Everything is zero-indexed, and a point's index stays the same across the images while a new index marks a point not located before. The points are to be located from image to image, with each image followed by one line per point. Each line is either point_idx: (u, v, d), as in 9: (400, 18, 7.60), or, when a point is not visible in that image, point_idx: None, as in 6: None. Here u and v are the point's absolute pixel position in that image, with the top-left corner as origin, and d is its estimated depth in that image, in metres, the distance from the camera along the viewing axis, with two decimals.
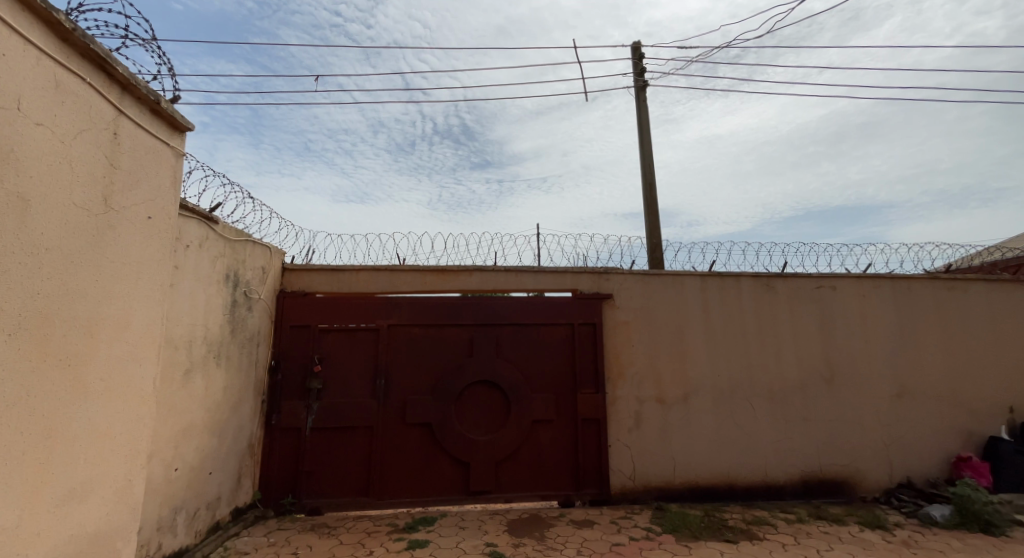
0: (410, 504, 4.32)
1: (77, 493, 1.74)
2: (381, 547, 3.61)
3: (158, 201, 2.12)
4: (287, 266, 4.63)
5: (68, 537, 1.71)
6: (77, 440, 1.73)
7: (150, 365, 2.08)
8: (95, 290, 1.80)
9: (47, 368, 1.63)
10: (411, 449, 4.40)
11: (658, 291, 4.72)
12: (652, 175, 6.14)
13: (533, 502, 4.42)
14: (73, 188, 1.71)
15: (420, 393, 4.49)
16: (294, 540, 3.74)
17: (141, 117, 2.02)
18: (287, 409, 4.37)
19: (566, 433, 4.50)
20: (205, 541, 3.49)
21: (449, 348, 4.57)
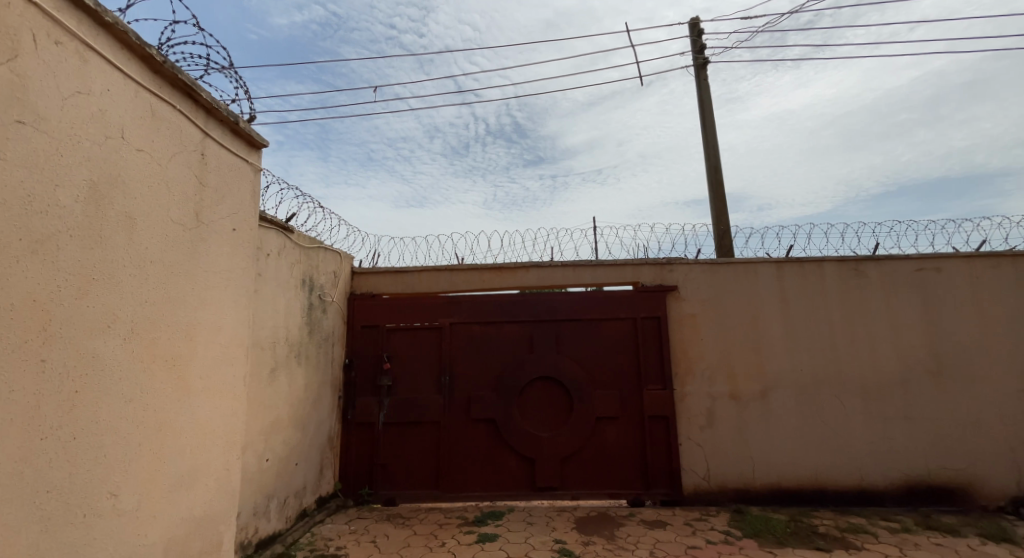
0: (478, 498, 4.39)
1: (185, 480, 1.91)
2: (453, 539, 3.70)
3: (242, 214, 2.29)
4: (355, 270, 4.85)
5: (180, 519, 1.89)
6: (184, 432, 1.90)
7: (240, 364, 2.25)
8: (191, 297, 1.96)
9: (157, 369, 1.79)
10: (478, 445, 4.48)
11: (728, 281, 4.49)
12: (716, 159, 5.85)
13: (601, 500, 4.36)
14: (170, 205, 1.87)
15: (486, 390, 4.55)
16: (372, 528, 3.93)
17: (223, 137, 2.18)
18: (361, 405, 4.59)
19: (634, 431, 4.39)
20: (295, 527, 3.74)
21: (512, 345, 4.60)
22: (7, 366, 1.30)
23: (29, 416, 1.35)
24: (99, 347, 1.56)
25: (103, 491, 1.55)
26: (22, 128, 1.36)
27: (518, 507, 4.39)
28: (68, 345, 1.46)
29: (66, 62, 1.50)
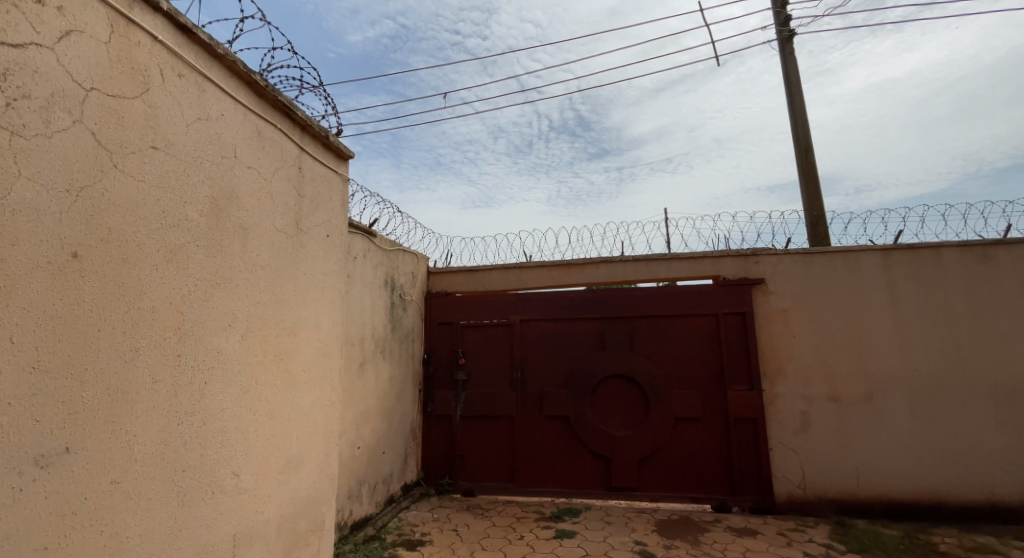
0: (554, 495, 4.41)
1: (293, 464, 2.11)
2: (531, 533, 3.76)
3: (334, 221, 2.48)
4: (432, 269, 5.06)
5: (290, 499, 2.09)
6: (291, 420, 2.10)
7: (336, 359, 2.44)
8: (294, 298, 2.16)
9: (269, 362, 1.98)
10: (553, 442, 4.50)
11: (822, 272, 4.17)
12: (806, 138, 5.42)
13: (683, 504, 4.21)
14: (274, 215, 2.06)
15: (562, 388, 4.54)
16: (454, 517, 4.09)
17: (316, 151, 2.38)
18: (439, 398, 4.79)
19: (718, 432, 4.20)
20: (383, 511, 3.99)
21: (587, 343, 4.56)
22: (152, 360, 1.45)
23: (168, 403, 1.50)
24: (222, 342, 1.73)
25: (227, 472, 1.73)
26: (154, 152, 1.50)
27: (595, 506, 4.37)
28: (198, 342, 1.63)
29: (190, 93, 1.66)
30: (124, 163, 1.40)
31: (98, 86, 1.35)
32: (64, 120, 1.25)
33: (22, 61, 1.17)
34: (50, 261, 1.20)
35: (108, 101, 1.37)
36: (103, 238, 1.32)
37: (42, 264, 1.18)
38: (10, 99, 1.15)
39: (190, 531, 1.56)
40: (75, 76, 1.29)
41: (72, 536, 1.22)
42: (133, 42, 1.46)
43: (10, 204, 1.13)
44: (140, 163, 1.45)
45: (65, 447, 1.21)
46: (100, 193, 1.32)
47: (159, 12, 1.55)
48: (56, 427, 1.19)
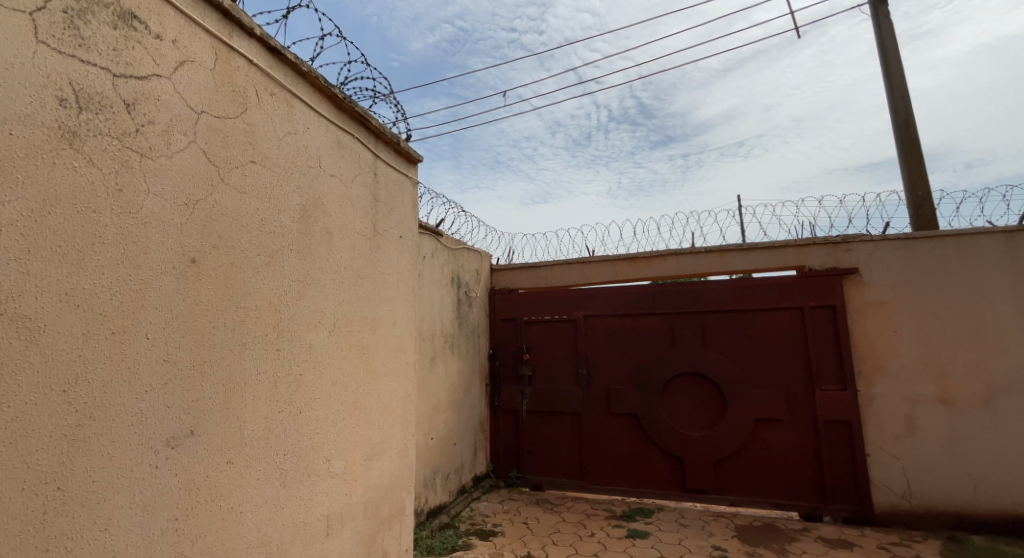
0: (624, 494, 4.36)
1: (376, 452, 2.25)
2: (602, 530, 3.74)
3: (406, 223, 2.60)
4: (495, 266, 5.16)
5: (375, 484, 2.23)
6: (373, 410, 2.24)
7: (410, 353, 2.57)
8: (374, 296, 2.30)
9: (353, 356, 2.12)
10: (624, 441, 4.43)
11: (924, 259, 3.81)
12: (907, 110, 4.96)
13: (766, 510, 4.02)
14: (355, 219, 2.20)
15: (632, 385, 4.47)
16: (524, 510, 4.16)
17: (389, 157, 2.51)
18: (505, 392, 4.88)
19: (804, 434, 3.96)
20: (456, 501, 4.13)
21: (657, 339, 4.45)
22: (256, 353, 1.61)
23: (270, 394, 1.66)
24: (313, 338, 1.88)
25: (320, 457, 1.89)
26: (253, 165, 1.66)
27: (668, 507, 4.27)
28: (293, 337, 1.78)
29: (280, 110, 1.81)
30: (230, 177, 1.56)
31: (206, 109, 1.50)
32: (181, 141, 1.41)
33: (148, 91, 1.33)
34: (174, 266, 1.35)
35: (215, 122, 1.53)
36: (214, 244, 1.48)
37: (168, 268, 1.33)
38: (140, 125, 1.30)
39: (290, 509, 1.71)
40: (188, 101, 1.44)
41: (198, 509, 1.37)
42: (233, 67, 1.61)
43: (142, 216, 1.28)
44: (243, 177, 1.61)
45: (190, 429, 1.36)
46: (211, 204, 1.48)
47: (253, 37, 1.70)
48: (184, 411, 1.35)
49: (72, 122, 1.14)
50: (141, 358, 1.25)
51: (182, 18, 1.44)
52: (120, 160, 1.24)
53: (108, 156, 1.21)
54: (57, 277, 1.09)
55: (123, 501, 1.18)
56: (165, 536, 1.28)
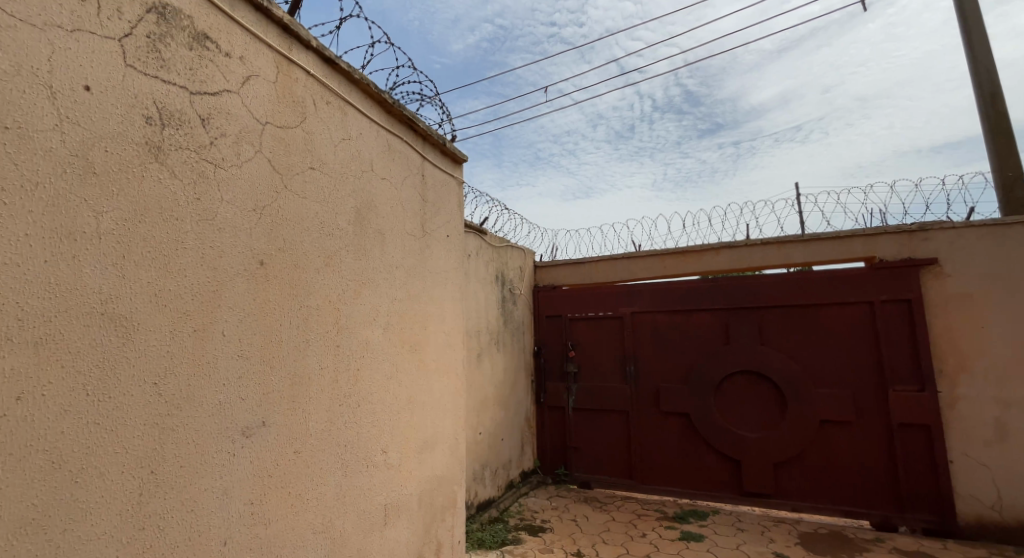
0: (676, 495, 4.28)
1: (429, 445, 2.32)
2: (655, 531, 3.69)
3: (452, 222, 2.66)
4: (538, 264, 5.17)
5: (428, 476, 2.30)
6: (425, 405, 2.31)
7: (458, 349, 2.63)
8: (424, 294, 2.36)
9: (405, 352, 2.19)
10: (677, 441, 4.33)
11: (1016, 247, 3.50)
12: (994, 83, 4.57)
13: (833, 517, 3.84)
14: (405, 220, 2.28)
15: (684, 383, 4.37)
16: (573, 507, 4.16)
17: (436, 158, 2.57)
18: (551, 389, 4.89)
19: (875, 437, 3.75)
20: (505, 495, 4.18)
21: (710, 335, 4.32)
22: (318, 349, 1.69)
23: (332, 387, 1.74)
24: (369, 335, 1.96)
25: (378, 449, 1.97)
26: (312, 171, 1.75)
27: (723, 510, 4.16)
28: (351, 334, 1.87)
29: (335, 118, 1.89)
30: (291, 184, 1.65)
31: (270, 120, 1.60)
32: (248, 152, 1.51)
33: (220, 106, 1.43)
34: (245, 267, 1.45)
35: (278, 132, 1.62)
36: (280, 247, 1.58)
37: (240, 270, 1.43)
38: (214, 138, 1.40)
39: (352, 499, 1.80)
40: (254, 114, 1.54)
41: (269, 495, 1.47)
42: (293, 78, 1.71)
43: (217, 222, 1.38)
44: (304, 183, 1.70)
45: (262, 420, 1.46)
46: (276, 210, 1.58)
47: (310, 49, 1.79)
48: (256, 403, 1.45)
49: (157, 138, 1.25)
50: (218, 353, 1.35)
51: (247, 36, 1.54)
52: (198, 171, 1.35)
53: (187, 168, 1.32)
54: (148, 279, 1.20)
55: (206, 485, 1.29)
56: (241, 519, 1.37)
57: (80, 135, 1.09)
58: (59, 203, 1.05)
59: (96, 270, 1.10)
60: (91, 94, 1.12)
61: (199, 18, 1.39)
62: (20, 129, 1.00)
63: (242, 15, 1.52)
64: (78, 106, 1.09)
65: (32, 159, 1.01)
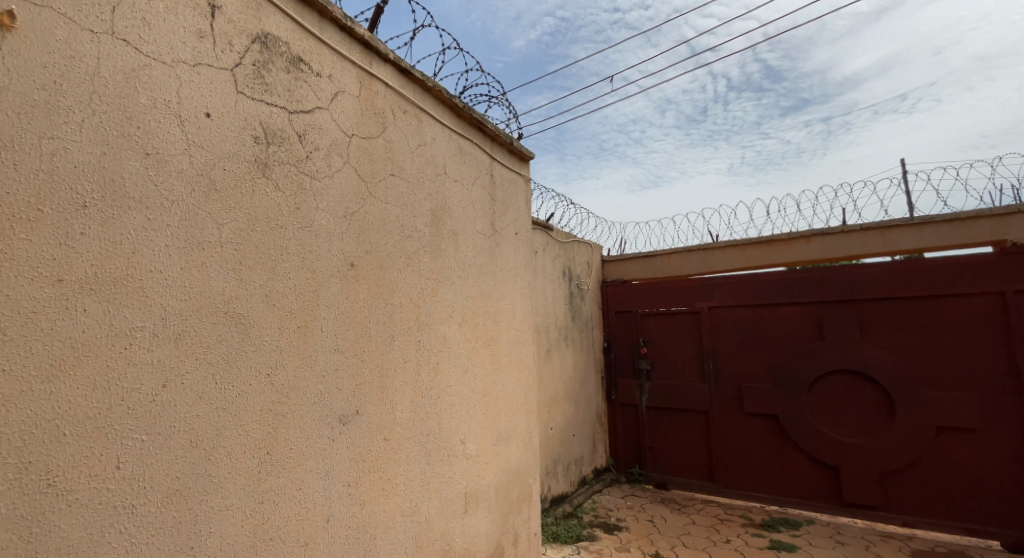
0: (765, 501, 4.06)
1: (504, 438, 2.39)
2: (739, 538, 3.54)
3: (520, 219, 2.71)
4: (606, 258, 5.11)
5: (504, 468, 2.37)
6: (500, 399, 2.38)
7: (529, 345, 2.67)
8: (495, 291, 2.43)
9: (479, 347, 2.27)
10: (765, 444, 4.11)
11: None
12: None
13: (953, 535, 3.48)
14: (477, 220, 2.36)
15: (771, 383, 4.13)
16: (649, 508, 4.09)
17: (504, 157, 2.63)
18: (623, 386, 4.83)
19: (1004, 446, 3.36)
20: (578, 492, 4.19)
21: (801, 332, 4.06)
22: (402, 344, 1.80)
23: (414, 380, 1.85)
24: (446, 331, 2.05)
25: (457, 440, 2.06)
26: (392, 177, 1.86)
27: (820, 521, 3.89)
28: (430, 330, 1.96)
29: (411, 125, 2.00)
30: (375, 190, 1.77)
31: (355, 132, 1.72)
32: (339, 163, 1.63)
33: (313, 123, 1.56)
34: (338, 270, 1.58)
35: (362, 142, 1.74)
36: (366, 250, 1.69)
37: (334, 271, 1.56)
38: (309, 152, 1.54)
39: (435, 486, 1.90)
40: (342, 127, 1.67)
41: (363, 479, 1.59)
42: (374, 91, 1.82)
43: (314, 229, 1.51)
44: (385, 189, 1.82)
45: (355, 409, 1.59)
46: (363, 215, 1.70)
47: (388, 62, 1.90)
48: (351, 394, 1.57)
49: (264, 155, 1.39)
50: (317, 347, 1.48)
51: (334, 56, 1.67)
52: (297, 183, 1.48)
53: (288, 181, 1.46)
54: (260, 281, 1.34)
55: (311, 467, 1.42)
56: (340, 499, 1.50)
57: (204, 156, 1.25)
58: (190, 216, 1.20)
59: (220, 274, 1.25)
60: (211, 120, 1.27)
61: (294, 43, 1.53)
62: (158, 154, 1.15)
63: (330, 37, 1.65)
64: (201, 131, 1.25)
65: (169, 179, 1.17)
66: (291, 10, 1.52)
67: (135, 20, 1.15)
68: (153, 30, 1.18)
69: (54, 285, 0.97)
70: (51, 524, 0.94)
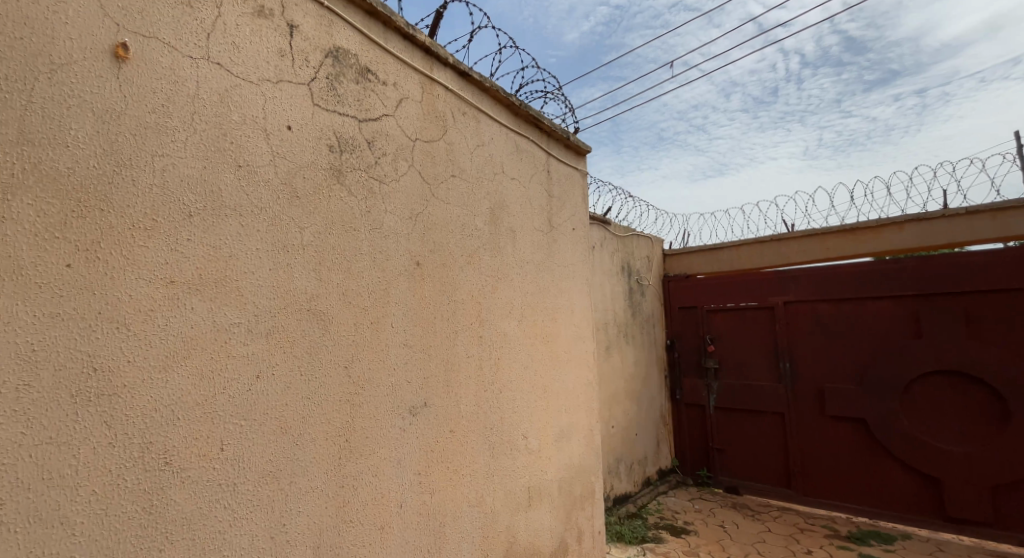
0: (852, 512, 3.80)
1: (566, 434, 2.40)
2: (821, 549, 3.34)
3: (577, 214, 2.70)
4: (668, 252, 4.97)
5: (567, 465, 2.39)
6: (560, 395, 2.39)
7: (589, 341, 2.66)
8: (554, 288, 2.44)
9: (539, 343, 2.29)
10: (851, 450, 3.84)
11: None
12: None
13: None
14: (534, 216, 2.37)
15: (857, 384, 3.85)
16: (719, 512, 3.95)
17: (560, 153, 2.63)
18: (688, 386, 4.69)
19: None
20: (642, 492, 4.12)
21: (892, 329, 3.75)
22: (465, 340, 1.86)
23: (477, 374, 1.90)
24: (506, 327, 2.09)
25: (519, 435, 2.09)
26: (453, 178, 1.92)
27: (917, 535, 3.59)
28: (491, 326, 2.01)
29: (470, 126, 2.05)
30: (437, 191, 1.83)
31: (419, 136, 1.79)
32: (404, 167, 1.71)
33: (380, 130, 1.64)
34: (406, 270, 1.65)
35: (425, 146, 1.81)
36: (430, 249, 1.76)
37: (402, 270, 1.64)
38: (377, 158, 1.62)
39: (499, 479, 1.95)
40: (406, 132, 1.74)
41: (432, 470, 1.66)
42: (435, 95, 1.89)
43: (383, 231, 1.60)
44: (447, 190, 1.88)
45: (424, 401, 1.66)
46: (427, 216, 1.77)
47: (448, 66, 1.95)
48: (419, 387, 1.65)
49: (338, 162, 1.49)
50: (388, 342, 1.56)
51: (397, 64, 1.74)
52: (368, 188, 1.57)
53: (359, 186, 1.54)
54: (337, 281, 1.44)
55: (385, 454, 1.51)
56: (412, 486, 1.58)
57: (286, 166, 1.35)
58: (276, 221, 1.31)
59: (303, 274, 1.35)
60: (292, 132, 1.38)
61: (361, 54, 1.61)
62: (248, 166, 1.27)
63: (394, 46, 1.73)
64: (283, 143, 1.35)
65: (258, 188, 1.28)
66: (359, 23, 1.61)
67: (226, 44, 1.26)
68: (241, 52, 1.29)
69: (167, 286, 1.09)
70: (169, 497, 1.05)
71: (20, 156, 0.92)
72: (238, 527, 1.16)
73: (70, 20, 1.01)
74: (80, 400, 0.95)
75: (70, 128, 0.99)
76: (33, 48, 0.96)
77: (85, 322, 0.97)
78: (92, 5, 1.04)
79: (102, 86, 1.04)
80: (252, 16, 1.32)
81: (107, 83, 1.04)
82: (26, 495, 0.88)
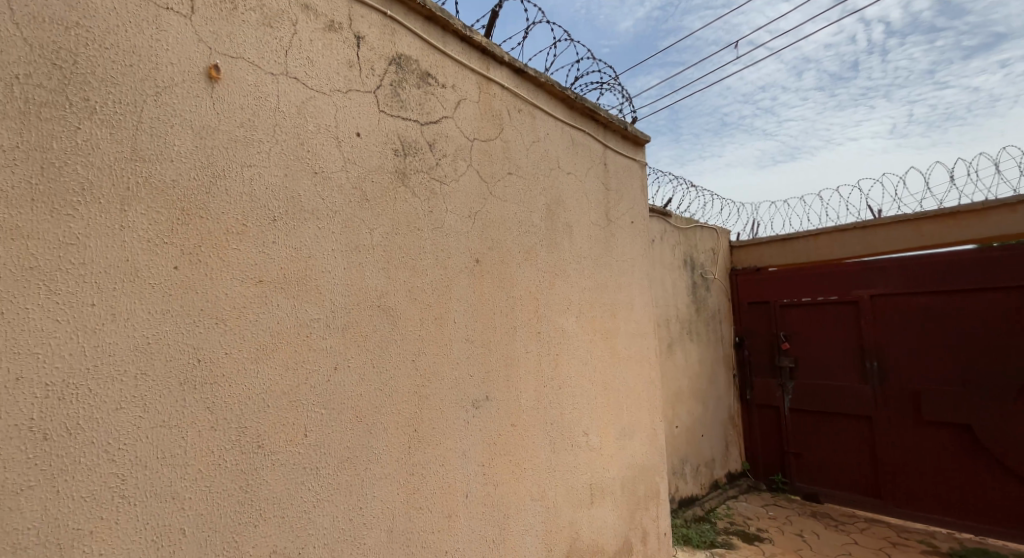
0: (954, 526, 3.46)
1: (629, 433, 2.37)
2: None
3: (636, 207, 2.65)
4: (736, 244, 4.76)
5: (630, 463, 2.36)
6: (622, 393, 2.36)
7: (650, 338, 2.61)
8: (613, 283, 2.41)
9: (598, 339, 2.28)
10: (952, 458, 3.49)
11: None
12: None
13: None
14: (592, 210, 2.36)
15: (958, 386, 3.49)
16: (796, 521, 3.74)
17: (617, 144, 2.60)
18: (760, 385, 4.48)
19: None
20: (710, 495, 3.99)
21: (1001, 324, 3.37)
22: (524, 335, 1.88)
23: (537, 369, 1.92)
24: (565, 323, 2.09)
25: (580, 432, 2.09)
26: (510, 176, 1.94)
27: None
28: (550, 322, 2.02)
29: (526, 123, 2.07)
30: (494, 189, 1.86)
31: (477, 136, 1.83)
32: (463, 166, 1.76)
33: (440, 131, 1.70)
34: (466, 267, 1.70)
35: (483, 145, 1.85)
36: (489, 246, 1.80)
37: (462, 267, 1.69)
38: (438, 159, 1.67)
39: (561, 474, 1.96)
40: (465, 133, 1.79)
41: (495, 463, 1.70)
42: (491, 94, 1.92)
43: (444, 229, 1.65)
44: (505, 187, 1.91)
45: (486, 395, 1.70)
46: (486, 213, 1.81)
47: (503, 64, 1.98)
48: (481, 380, 1.69)
49: (403, 165, 1.56)
50: (452, 337, 1.62)
51: (455, 66, 1.79)
52: (429, 189, 1.63)
53: (422, 187, 1.60)
54: (403, 279, 1.50)
55: (451, 445, 1.56)
56: (477, 477, 1.63)
57: (356, 171, 1.43)
58: (349, 222, 1.39)
59: (373, 272, 1.43)
60: (360, 138, 1.46)
61: (422, 59, 1.67)
62: (323, 172, 1.36)
63: (452, 49, 1.77)
64: (353, 149, 1.43)
65: (332, 193, 1.36)
66: (419, 29, 1.67)
67: (301, 59, 1.35)
68: (315, 66, 1.38)
69: (256, 285, 1.19)
70: (262, 478, 1.15)
71: (135, 171, 1.04)
72: (321, 509, 1.24)
73: (170, 47, 1.12)
74: (187, 387, 1.07)
75: (174, 144, 1.10)
76: (142, 74, 1.07)
77: (189, 318, 1.08)
78: (189, 33, 1.15)
79: (199, 105, 1.15)
80: (323, 31, 1.41)
81: (202, 102, 1.15)
82: (145, 471, 0.99)
